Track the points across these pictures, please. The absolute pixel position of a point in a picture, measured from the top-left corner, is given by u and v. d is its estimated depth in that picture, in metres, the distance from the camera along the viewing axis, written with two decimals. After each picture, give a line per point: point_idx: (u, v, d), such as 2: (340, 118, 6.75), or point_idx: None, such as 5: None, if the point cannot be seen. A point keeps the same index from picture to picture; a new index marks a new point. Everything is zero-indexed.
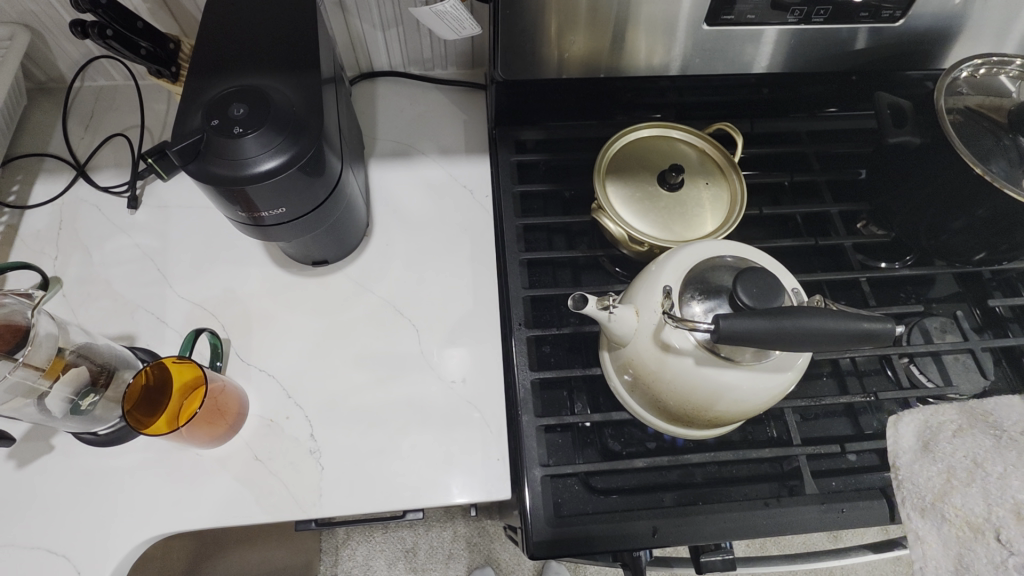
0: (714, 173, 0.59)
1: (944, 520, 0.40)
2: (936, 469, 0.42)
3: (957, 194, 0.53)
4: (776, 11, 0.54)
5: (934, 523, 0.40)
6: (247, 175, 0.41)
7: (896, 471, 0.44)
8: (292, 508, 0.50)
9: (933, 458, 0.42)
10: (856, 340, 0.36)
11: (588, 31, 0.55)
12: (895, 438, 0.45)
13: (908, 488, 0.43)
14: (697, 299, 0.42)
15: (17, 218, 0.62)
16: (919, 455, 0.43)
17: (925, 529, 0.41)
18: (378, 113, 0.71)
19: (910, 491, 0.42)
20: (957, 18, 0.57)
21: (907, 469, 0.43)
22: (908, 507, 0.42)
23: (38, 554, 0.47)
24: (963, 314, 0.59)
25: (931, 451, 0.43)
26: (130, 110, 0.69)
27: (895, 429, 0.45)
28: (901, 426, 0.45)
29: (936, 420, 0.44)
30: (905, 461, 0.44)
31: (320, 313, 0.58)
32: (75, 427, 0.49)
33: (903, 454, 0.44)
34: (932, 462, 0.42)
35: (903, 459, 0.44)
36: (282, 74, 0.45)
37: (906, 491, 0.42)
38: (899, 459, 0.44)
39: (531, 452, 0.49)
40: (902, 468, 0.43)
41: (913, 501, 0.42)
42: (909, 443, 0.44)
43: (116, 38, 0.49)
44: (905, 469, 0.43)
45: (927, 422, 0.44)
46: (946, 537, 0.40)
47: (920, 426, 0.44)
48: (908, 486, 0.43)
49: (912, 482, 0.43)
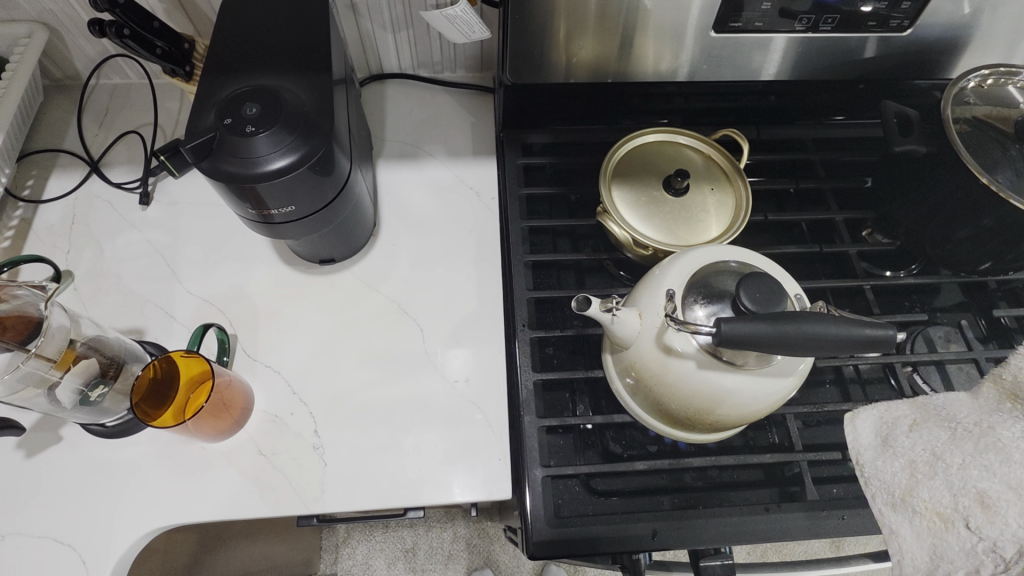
0: (720, 179, 0.59)
1: (916, 513, 0.34)
2: (898, 463, 0.36)
3: (963, 203, 0.54)
4: (785, 19, 0.54)
5: (908, 518, 0.35)
6: (257, 173, 0.42)
7: (862, 468, 0.38)
8: (295, 504, 0.50)
9: (893, 452, 0.37)
10: (858, 346, 0.36)
11: (596, 36, 0.56)
12: (852, 434, 0.39)
13: (876, 485, 0.37)
14: (700, 302, 0.42)
15: (30, 211, 0.63)
16: (880, 451, 0.38)
17: (902, 526, 0.35)
18: (387, 115, 0.71)
19: (878, 486, 0.37)
20: (966, 28, 0.57)
21: (871, 467, 0.37)
22: (879, 499, 0.37)
23: (44, 543, 0.48)
24: (968, 324, 0.59)
25: (890, 447, 0.37)
26: (144, 108, 0.70)
27: (850, 426, 0.39)
28: (858, 422, 0.39)
29: (892, 415, 0.39)
30: (868, 459, 0.38)
31: (326, 311, 0.59)
32: (83, 418, 0.50)
33: (865, 452, 0.38)
34: (893, 456, 0.37)
35: (866, 458, 0.38)
36: (294, 75, 0.46)
37: (875, 487, 0.37)
38: (861, 456, 0.38)
39: (532, 453, 0.49)
40: (865, 465, 0.38)
41: (883, 495, 0.36)
42: (868, 438, 0.38)
43: (132, 37, 0.50)
44: (869, 465, 0.38)
45: (884, 418, 0.39)
46: (922, 533, 0.34)
47: (878, 423, 0.39)
48: (875, 483, 0.37)
49: (879, 478, 0.37)
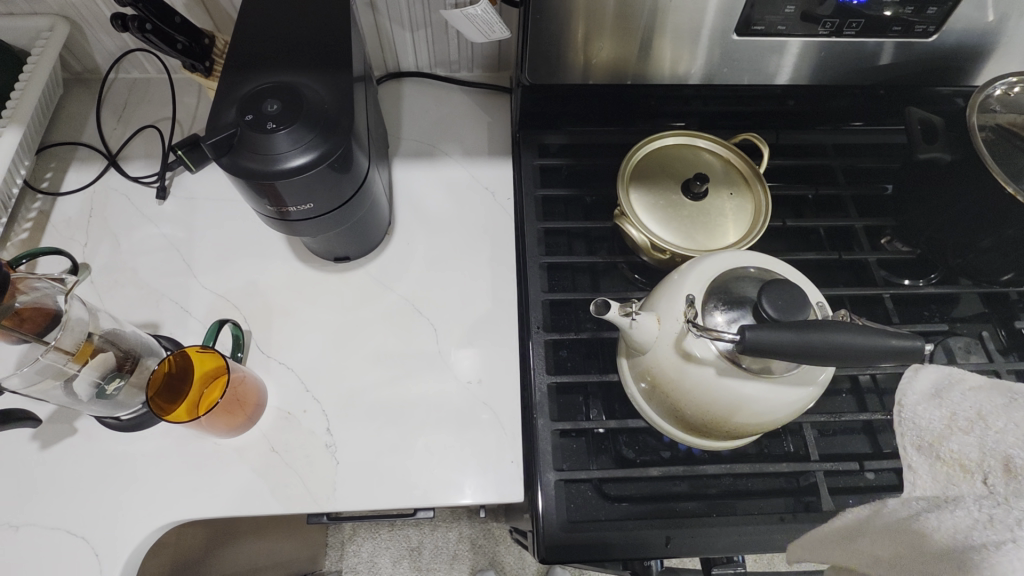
0: (738, 184, 0.59)
1: (938, 459, 0.32)
2: (940, 412, 0.33)
3: (987, 212, 0.53)
4: (807, 22, 0.54)
5: (928, 462, 0.33)
6: (277, 170, 0.41)
7: (899, 407, 0.35)
8: (306, 502, 0.50)
9: (939, 401, 0.33)
10: (885, 357, 0.35)
11: (615, 38, 0.55)
12: (906, 379, 0.36)
13: (908, 426, 0.34)
14: (720, 308, 0.42)
15: (48, 204, 0.63)
16: (926, 398, 0.34)
17: (919, 468, 0.33)
18: (404, 113, 0.71)
19: (908, 427, 0.34)
20: (992, 35, 0.56)
21: (910, 409, 0.34)
22: (906, 438, 0.34)
23: (57, 535, 0.48)
24: (988, 335, 0.58)
25: (941, 397, 0.34)
26: (162, 103, 0.71)
27: (910, 371, 0.36)
28: (919, 371, 0.36)
29: (958, 374, 0.35)
30: (909, 401, 0.35)
31: (340, 308, 0.59)
32: (99, 411, 0.50)
33: (910, 395, 0.35)
34: (938, 406, 0.33)
35: (908, 399, 0.35)
36: (316, 72, 0.46)
37: (905, 427, 0.34)
38: (904, 398, 0.35)
39: (545, 456, 0.49)
40: (905, 405, 0.35)
41: (912, 437, 0.34)
42: (920, 386, 0.35)
43: (154, 32, 0.50)
44: (909, 407, 0.34)
45: (948, 374, 0.35)
46: (938, 478, 0.32)
47: (940, 375, 0.35)
48: (909, 423, 0.34)
49: (913, 421, 0.34)
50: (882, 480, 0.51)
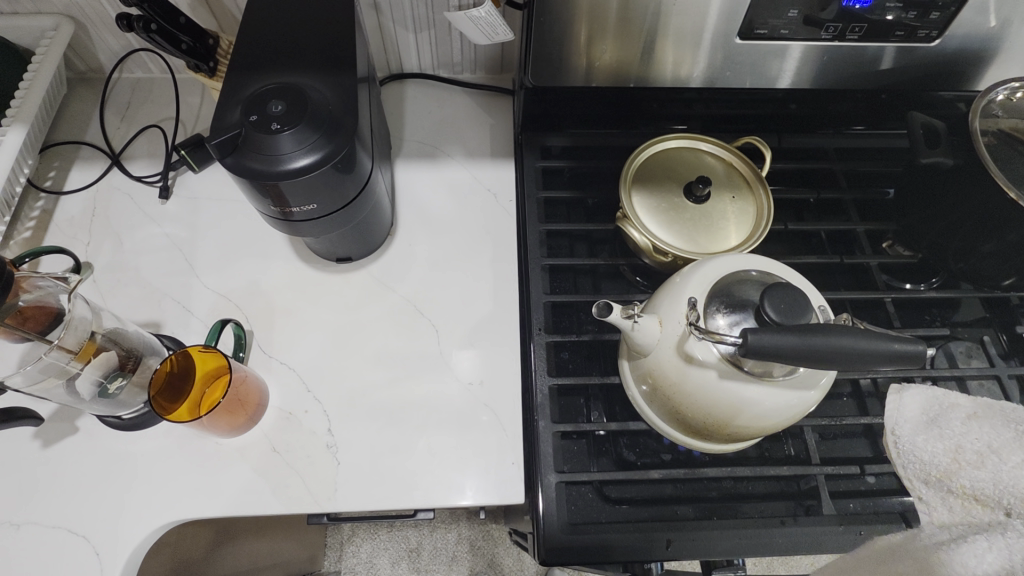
0: (741, 187, 0.59)
1: (951, 493, 0.32)
2: (942, 445, 0.32)
3: (988, 217, 0.53)
4: (809, 26, 0.54)
5: (940, 495, 0.32)
6: (281, 171, 0.42)
7: (896, 441, 0.34)
8: (307, 502, 0.50)
9: (939, 432, 0.33)
10: (887, 361, 0.35)
11: (618, 41, 0.56)
12: (894, 407, 0.35)
13: (910, 462, 0.34)
14: (722, 311, 0.42)
15: (51, 203, 0.63)
16: (922, 428, 0.34)
17: (933, 502, 0.32)
18: (406, 114, 0.71)
19: (911, 462, 0.34)
20: (994, 40, 0.57)
21: (907, 442, 0.34)
22: (910, 472, 0.34)
23: (58, 534, 0.48)
24: (989, 340, 0.58)
25: (937, 427, 0.33)
26: (166, 102, 0.71)
27: (895, 398, 0.36)
28: (906, 397, 0.35)
29: (947, 396, 0.34)
30: (904, 433, 0.34)
31: (342, 309, 0.59)
32: (101, 410, 0.51)
33: (903, 426, 0.35)
34: (939, 438, 0.33)
35: (903, 431, 0.34)
36: (320, 73, 0.46)
37: (908, 463, 0.34)
38: (899, 429, 0.35)
39: (547, 458, 0.49)
40: (902, 438, 0.34)
41: (917, 472, 0.33)
42: (912, 414, 0.35)
43: (159, 32, 0.50)
44: (907, 440, 0.34)
45: (936, 397, 0.35)
46: (954, 511, 0.31)
47: (928, 400, 0.35)
48: (910, 459, 0.34)
49: (914, 456, 0.33)
50: (883, 484, 0.51)
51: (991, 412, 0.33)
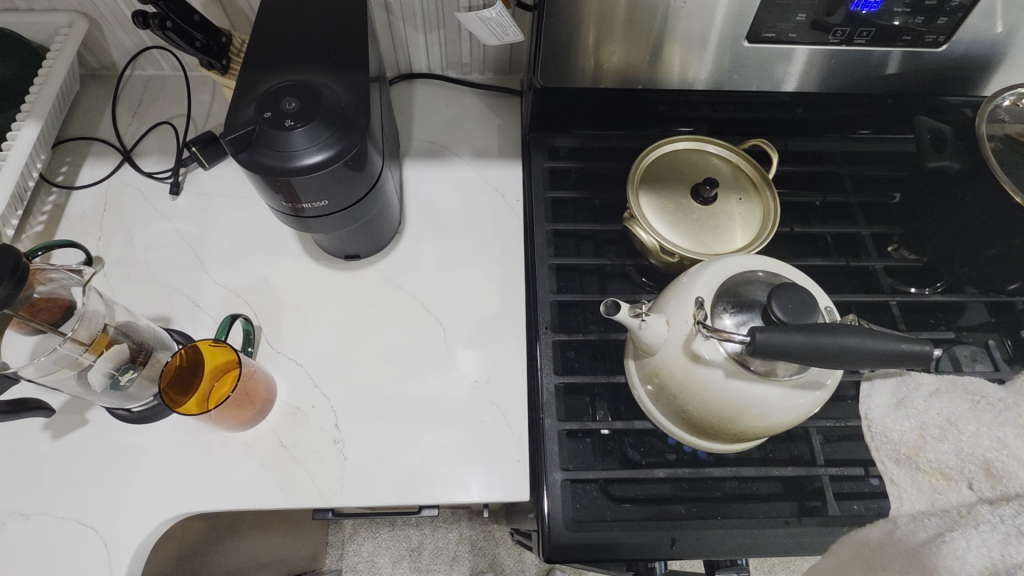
0: (747, 189, 0.59)
1: (919, 470, 0.35)
2: (910, 424, 0.36)
3: (994, 222, 0.53)
4: (817, 31, 0.54)
5: (910, 474, 0.35)
6: (293, 167, 0.42)
7: (869, 424, 0.38)
8: (313, 497, 0.51)
9: (906, 413, 0.36)
10: (893, 361, 0.35)
11: (627, 43, 0.56)
12: (866, 396, 0.39)
13: (881, 441, 0.37)
14: (729, 311, 0.42)
15: (63, 198, 0.64)
16: (891, 410, 0.37)
17: (903, 483, 0.35)
18: (415, 114, 0.72)
19: (883, 441, 0.37)
20: (1000, 45, 0.57)
21: (879, 424, 0.37)
22: (882, 453, 0.37)
23: (66, 524, 0.49)
24: (994, 344, 0.58)
25: (903, 408, 0.37)
26: (177, 100, 0.71)
27: (866, 388, 0.39)
28: (875, 386, 0.39)
29: (912, 381, 0.38)
30: (876, 416, 0.38)
31: (350, 305, 0.60)
32: (111, 402, 0.51)
33: (875, 410, 0.38)
34: (906, 418, 0.36)
35: (875, 415, 0.38)
36: (333, 71, 0.47)
37: (879, 442, 0.37)
38: (871, 414, 0.38)
39: (552, 455, 0.49)
40: (873, 420, 0.38)
41: (888, 451, 0.37)
42: (881, 400, 0.38)
43: (174, 29, 0.51)
44: (878, 422, 0.37)
45: (902, 382, 0.38)
46: (922, 489, 0.34)
47: (894, 386, 0.38)
48: (880, 438, 0.37)
49: (886, 435, 0.37)
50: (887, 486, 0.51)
51: (950, 390, 0.37)
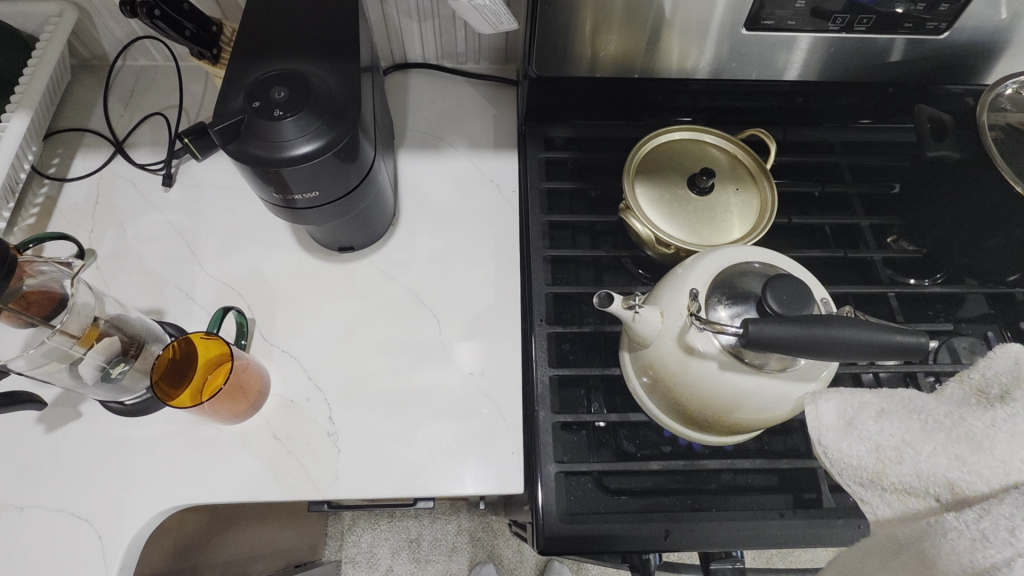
0: (745, 179, 0.59)
1: (885, 489, 0.32)
2: (864, 446, 0.33)
3: (994, 213, 0.53)
4: (816, 18, 0.53)
5: (879, 492, 0.33)
6: (283, 157, 0.42)
7: (824, 450, 0.34)
8: (308, 489, 0.50)
9: (857, 435, 0.33)
10: (889, 353, 0.35)
11: (624, 31, 0.55)
12: (813, 417, 0.35)
13: (841, 466, 0.34)
14: (724, 303, 0.42)
15: (55, 189, 0.63)
16: (843, 432, 0.33)
17: (873, 499, 0.33)
18: (409, 104, 0.71)
19: (844, 467, 0.33)
20: (1003, 33, 0.56)
21: (835, 449, 0.34)
22: (846, 477, 0.34)
23: (61, 517, 0.49)
24: (993, 336, 0.57)
25: (856, 429, 0.33)
26: (169, 90, 0.71)
27: (811, 409, 0.35)
28: (822, 401, 0.35)
29: (857, 396, 0.34)
30: (830, 441, 0.34)
31: (344, 297, 0.59)
32: (103, 394, 0.51)
33: (827, 433, 0.34)
34: (859, 440, 0.33)
35: (828, 439, 0.34)
36: (323, 61, 0.46)
37: (840, 467, 0.34)
38: (823, 439, 0.34)
39: (546, 448, 0.49)
40: (829, 446, 0.34)
41: (850, 474, 0.33)
42: (831, 419, 0.34)
43: (162, 18, 0.50)
44: (833, 447, 0.34)
45: (848, 399, 0.34)
46: (892, 504, 0.32)
47: (840, 403, 0.34)
48: (840, 463, 0.34)
49: (844, 460, 0.33)
50: None
51: (893, 404, 0.33)
